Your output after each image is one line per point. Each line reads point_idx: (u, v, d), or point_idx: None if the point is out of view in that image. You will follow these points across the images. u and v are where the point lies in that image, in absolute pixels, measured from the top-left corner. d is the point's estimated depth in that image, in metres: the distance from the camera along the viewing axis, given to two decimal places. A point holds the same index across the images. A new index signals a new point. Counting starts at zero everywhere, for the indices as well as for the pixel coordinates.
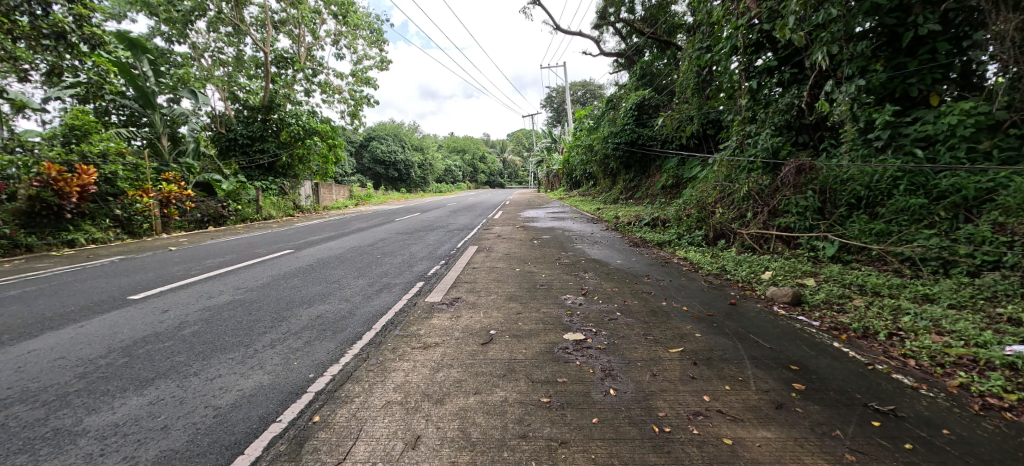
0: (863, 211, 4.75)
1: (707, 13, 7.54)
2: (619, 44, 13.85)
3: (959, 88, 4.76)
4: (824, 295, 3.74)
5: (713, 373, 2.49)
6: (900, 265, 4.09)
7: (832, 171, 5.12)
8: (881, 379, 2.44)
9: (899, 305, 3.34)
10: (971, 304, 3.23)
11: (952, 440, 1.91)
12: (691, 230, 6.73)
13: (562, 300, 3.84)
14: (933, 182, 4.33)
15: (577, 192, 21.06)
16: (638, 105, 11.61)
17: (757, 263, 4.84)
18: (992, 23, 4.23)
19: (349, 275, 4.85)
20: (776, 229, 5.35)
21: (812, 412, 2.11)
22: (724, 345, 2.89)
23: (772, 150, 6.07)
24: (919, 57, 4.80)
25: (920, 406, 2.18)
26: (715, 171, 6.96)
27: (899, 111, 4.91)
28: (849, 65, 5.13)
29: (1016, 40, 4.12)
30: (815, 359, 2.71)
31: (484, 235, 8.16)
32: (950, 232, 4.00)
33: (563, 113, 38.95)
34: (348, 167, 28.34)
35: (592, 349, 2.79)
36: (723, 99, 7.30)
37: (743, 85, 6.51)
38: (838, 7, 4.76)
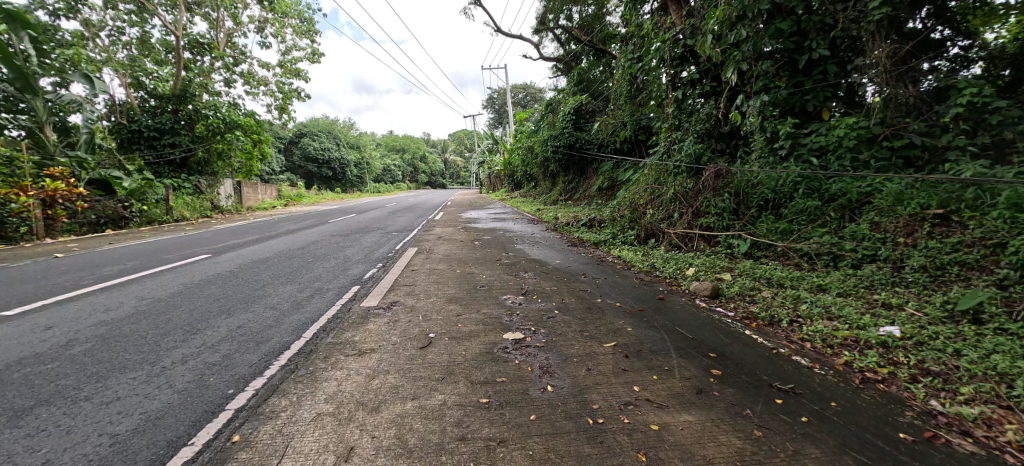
0: (770, 212, 5.29)
1: (638, 26, 7.99)
2: (558, 50, 14.31)
3: (845, 106, 5.44)
4: (738, 288, 4.12)
5: (643, 364, 2.65)
6: (800, 259, 4.61)
7: (745, 176, 5.64)
8: (784, 361, 2.74)
9: (799, 295, 3.76)
10: (854, 292, 3.71)
11: (838, 411, 2.19)
12: (625, 229, 7.08)
13: (502, 300, 3.88)
14: (825, 186, 4.92)
15: (519, 193, 21.26)
16: (576, 110, 12.04)
17: (682, 260, 5.21)
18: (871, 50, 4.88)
19: (277, 281, 4.55)
20: (698, 229, 5.80)
21: (727, 395, 2.32)
22: (653, 337, 3.09)
23: (695, 156, 6.55)
24: (813, 76, 5.44)
25: (814, 383, 2.47)
26: (646, 174, 7.38)
27: (799, 124, 5.53)
28: (757, 82, 5.71)
29: (887, 66, 4.82)
30: (730, 346, 2.97)
31: (424, 237, 8.01)
32: (839, 230, 4.56)
33: (504, 114, 39.34)
34: (275, 165, 26.45)
35: (530, 347, 2.86)
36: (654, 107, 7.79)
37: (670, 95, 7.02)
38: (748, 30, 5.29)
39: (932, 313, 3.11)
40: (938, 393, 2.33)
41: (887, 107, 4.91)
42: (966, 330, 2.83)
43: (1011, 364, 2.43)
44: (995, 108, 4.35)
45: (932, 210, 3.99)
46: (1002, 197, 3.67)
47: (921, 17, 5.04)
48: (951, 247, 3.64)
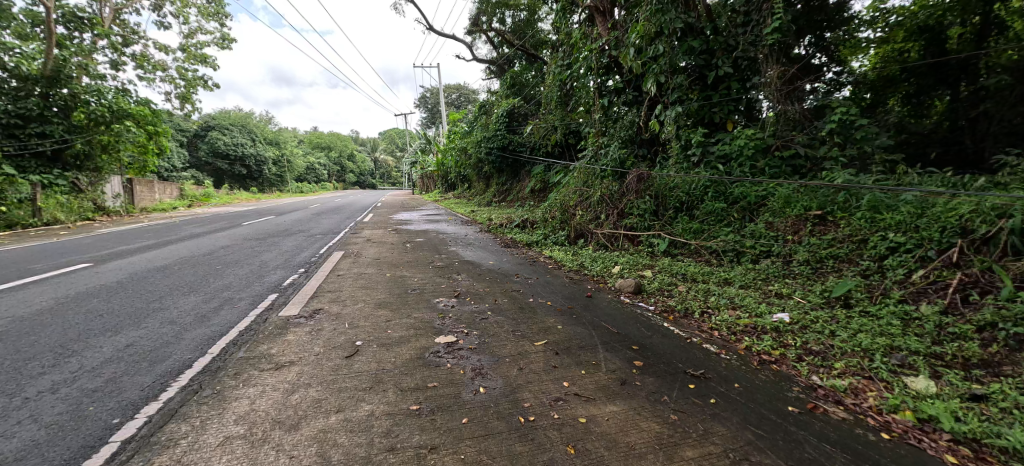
0: (685, 213, 5.75)
1: (568, 34, 8.30)
2: (491, 52, 14.42)
3: (745, 118, 6.08)
4: (658, 283, 4.43)
5: (572, 360, 2.75)
6: (710, 256, 5.06)
7: (663, 180, 6.08)
8: (696, 349, 3.00)
9: (709, 288, 4.13)
10: (754, 284, 4.15)
11: (741, 391, 2.44)
12: (556, 230, 7.30)
13: (434, 304, 3.82)
14: (730, 190, 5.45)
15: (453, 194, 21.04)
16: (509, 113, 12.20)
17: (608, 259, 5.49)
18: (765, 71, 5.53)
19: (177, 291, 4.08)
20: (623, 229, 6.15)
21: (648, 383, 2.49)
22: (582, 334, 3.22)
23: (619, 160, 6.94)
24: (720, 91, 6.01)
25: (721, 367, 2.73)
26: (575, 177, 7.67)
27: (708, 133, 6.07)
28: (673, 93, 6.18)
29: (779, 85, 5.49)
30: (651, 338, 3.19)
31: (351, 239, 7.64)
32: (741, 229, 5.08)
33: (437, 114, 38.76)
34: (176, 161, 23.71)
35: (463, 350, 2.84)
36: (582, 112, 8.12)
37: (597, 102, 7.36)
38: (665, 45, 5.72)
39: (814, 299, 3.58)
40: (818, 369, 2.70)
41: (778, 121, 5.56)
42: (839, 314, 3.30)
43: (871, 341, 2.88)
44: (861, 125, 5.09)
45: (813, 211, 4.58)
46: (865, 200, 4.29)
47: (806, 45, 6.09)
48: (827, 242, 4.20)
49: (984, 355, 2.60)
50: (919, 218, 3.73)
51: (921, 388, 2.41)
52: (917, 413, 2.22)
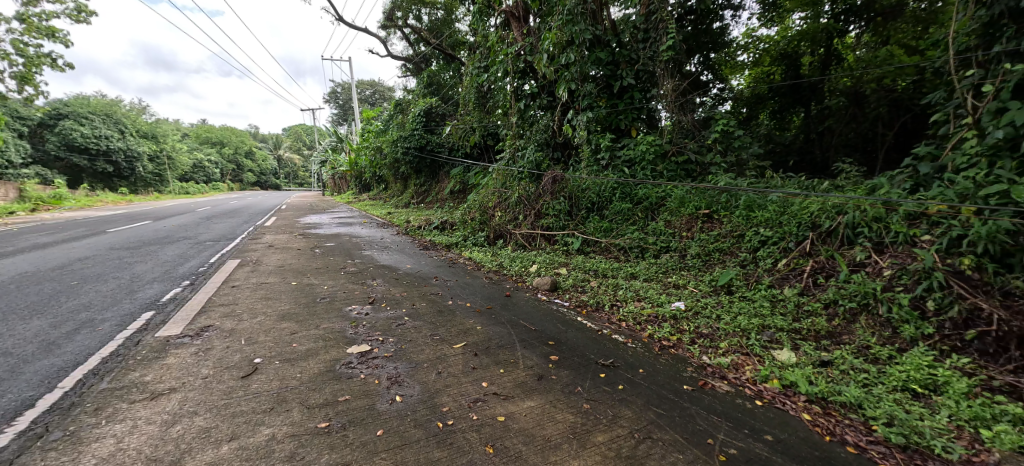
0: (596, 213, 6.11)
1: (484, 36, 8.37)
2: (407, 49, 14.04)
3: (647, 125, 6.61)
4: (572, 280, 4.65)
5: (491, 360, 2.78)
6: (619, 252, 5.43)
7: (575, 182, 6.39)
8: (606, 340, 3.22)
9: (617, 283, 4.44)
10: (656, 277, 4.54)
11: (645, 375, 2.67)
12: (475, 231, 7.31)
13: (346, 312, 3.61)
14: (634, 192, 5.89)
15: (368, 195, 20.06)
16: (426, 112, 11.96)
17: (526, 259, 5.63)
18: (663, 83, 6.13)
19: (13, 316, 3.36)
20: (540, 229, 6.35)
21: (563, 376, 2.60)
22: (500, 333, 3.27)
23: (535, 163, 7.16)
24: (625, 100, 6.49)
25: (628, 355, 2.96)
26: (494, 178, 7.76)
27: (615, 138, 6.50)
28: (583, 99, 6.53)
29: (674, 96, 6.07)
30: (565, 333, 3.34)
31: (250, 246, 6.92)
32: (645, 227, 5.52)
33: (349, 111, 36.73)
34: (14, 155, 19.53)
35: (377, 359, 2.73)
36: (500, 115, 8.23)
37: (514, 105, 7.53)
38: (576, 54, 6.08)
39: (704, 288, 4.03)
40: (707, 350, 3.05)
41: (674, 129, 6.14)
42: (723, 300, 3.74)
43: (747, 321, 3.32)
44: (738, 135, 5.85)
45: (702, 210, 5.12)
46: (742, 201, 4.85)
47: (697, 63, 7.10)
48: (714, 238, 4.73)
49: (830, 327, 3.14)
50: (782, 215, 4.30)
51: (785, 358, 2.84)
52: (783, 381, 2.61)
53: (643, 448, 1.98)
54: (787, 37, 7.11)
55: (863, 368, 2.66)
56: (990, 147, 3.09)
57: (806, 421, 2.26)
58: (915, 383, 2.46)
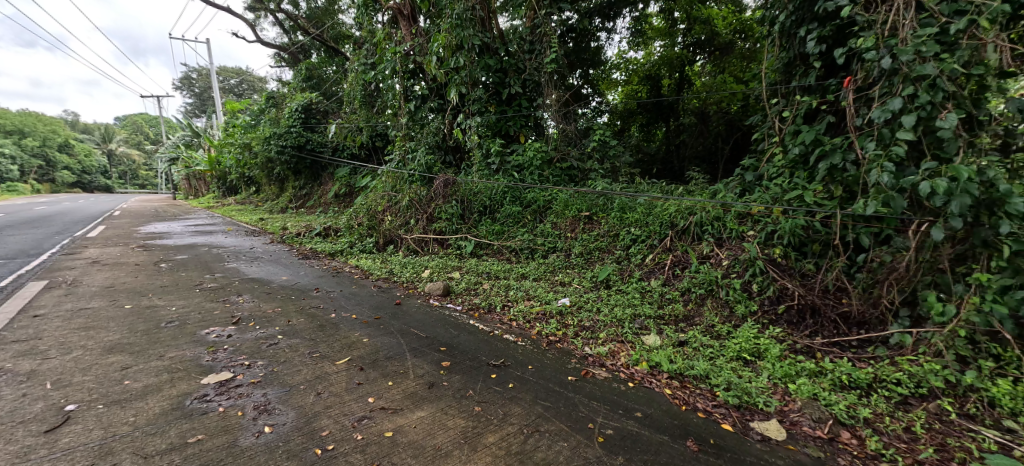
0: (487, 216, 6.22)
1: (370, 32, 8.00)
2: (282, 37, 12.77)
3: (535, 133, 6.90)
4: (465, 284, 4.66)
5: (378, 373, 2.65)
6: (510, 254, 5.60)
7: (467, 185, 6.42)
8: (498, 340, 3.29)
9: (508, 283, 4.57)
10: (545, 275, 4.79)
11: (534, 371, 2.79)
12: (363, 237, 6.90)
13: (203, 336, 3.12)
14: (523, 195, 6.11)
15: (234, 198, 17.65)
16: (305, 108, 10.99)
17: (417, 264, 5.49)
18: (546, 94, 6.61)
19: None
20: (432, 234, 6.26)
21: (454, 382, 2.59)
22: (389, 343, 3.13)
23: (427, 166, 7.01)
24: (514, 107, 6.74)
25: (518, 353, 3.07)
26: (383, 181, 7.42)
27: (505, 143, 6.68)
28: (474, 104, 6.60)
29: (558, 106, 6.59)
30: (457, 337, 3.33)
31: (66, 263, 5.58)
32: (534, 229, 5.77)
33: (208, 102, 31.99)
34: None
35: (242, 387, 2.41)
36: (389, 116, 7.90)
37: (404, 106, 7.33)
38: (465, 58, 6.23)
39: (587, 284, 4.36)
40: (588, 341, 3.31)
41: (559, 138, 6.56)
42: (603, 293, 4.09)
43: (622, 312, 3.68)
44: (612, 144, 6.46)
45: (584, 212, 5.51)
46: (617, 204, 5.32)
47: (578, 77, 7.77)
48: (594, 237, 5.14)
49: (685, 311, 3.64)
50: (648, 216, 4.79)
51: (652, 342, 3.21)
52: (650, 362, 2.94)
53: (531, 441, 2.06)
54: (651, 61, 8.16)
55: (709, 344, 3.13)
56: (792, 160, 3.86)
57: (668, 395, 2.59)
58: (746, 353, 2.97)
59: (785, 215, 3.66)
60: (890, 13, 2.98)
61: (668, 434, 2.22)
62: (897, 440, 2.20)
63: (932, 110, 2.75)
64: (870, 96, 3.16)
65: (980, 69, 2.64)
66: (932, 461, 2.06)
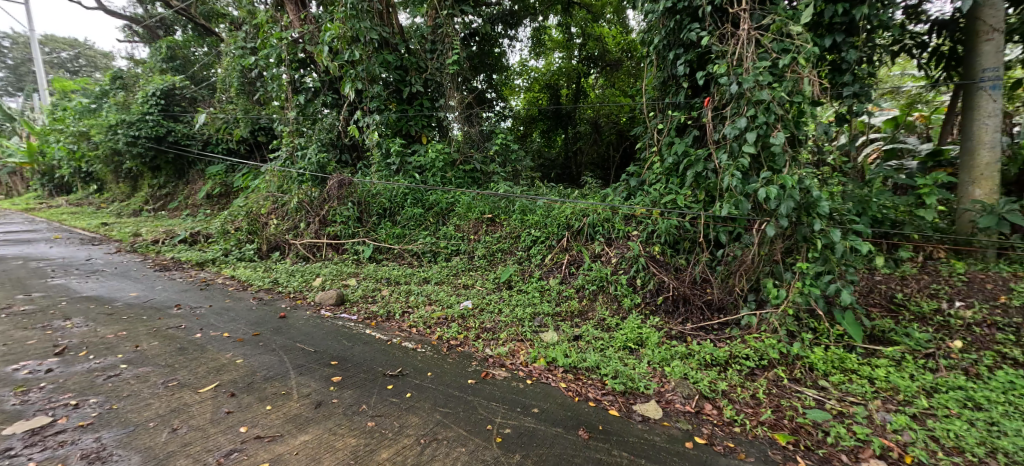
0: (388, 219, 5.95)
1: (250, 13, 7.21)
2: (135, 8, 10.89)
3: (438, 133, 6.79)
4: (361, 291, 4.41)
5: (253, 397, 2.37)
6: (412, 258, 5.43)
7: (365, 187, 6.07)
8: (395, 349, 3.18)
9: (409, 289, 4.42)
10: (447, 279, 4.74)
11: (433, 377, 2.76)
12: (241, 243, 6.13)
13: (10, 374, 2.50)
14: (425, 197, 5.93)
15: (66, 198, 14.47)
16: (166, 93, 9.47)
17: (309, 272, 5.05)
18: (450, 96, 6.54)
19: None
20: (326, 238, 5.83)
21: (345, 398, 2.43)
22: (269, 362, 2.83)
23: (319, 165, 6.46)
24: (415, 106, 6.55)
25: (417, 360, 2.99)
26: (266, 181, 6.70)
27: (405, 144, 6.46)
28: (372, 101, 6.25)
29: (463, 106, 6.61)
30: (350, 348, 3.14)
31: None
32: (437, 231, 5.66)
33: (27, 79, 25.90)
34: None
35: (65, 433, 1.97)
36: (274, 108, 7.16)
37: (291, 98, 6.70)
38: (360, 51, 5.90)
39: (489, 285, 4.42)
40: (489, 342, 3.35)
41: (463, 140, 6.58)
42: (504, 294, 4.17)
43: (522, 311, 3.79)
44: (513, 148, 6.58)
45: (486, 215, 5.53)
46: (518, 206, 5.37)
47: (482, 81, 7.75)
48: (496, 239, 5.19)
49: (580, 307, 3.88)
50: (547, 218, 4.98)
51: (549, 339, 3.36)
52: (547, 358, 3.07)
53: (428, 451, 2.01)
54: (551, 70, 8.50)
55: (600, 336, 3.37)
56: (667, 168, 4.33)
57: (562, 388, 2.73)
58: (631, 342, 3.26)
59: (662, 216, 4.08)
60: (737, 46, 3.50)
61: (562, 426, 2.33)
62: (745, 406, 2.59)
63: (767, 129, 3.28)
64: (723, 114, 3.68)
65: (800, 98, 3.22)
66: (771, 422, 2.46)
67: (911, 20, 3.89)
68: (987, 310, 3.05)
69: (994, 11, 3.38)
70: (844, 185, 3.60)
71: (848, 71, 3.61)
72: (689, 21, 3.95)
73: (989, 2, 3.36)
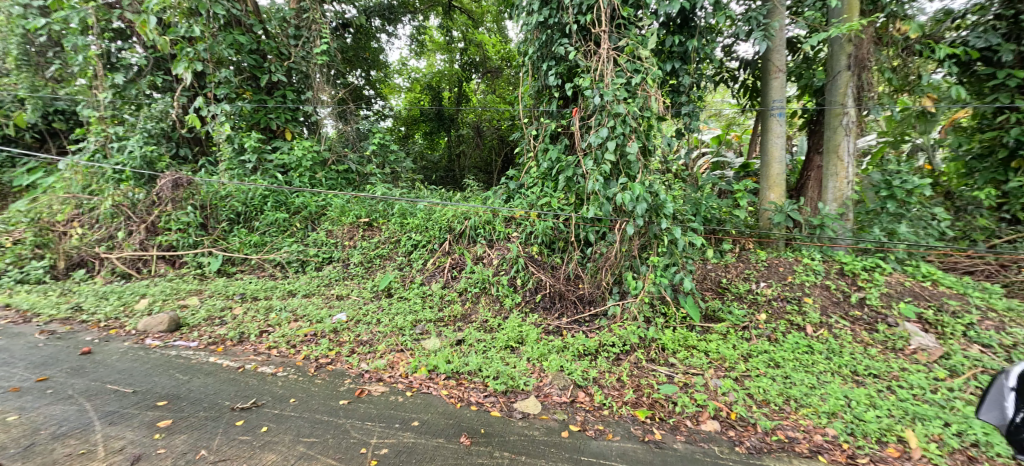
0: (242, 225, 5.17)
1: None
2: None
3: (306, 129, 6.15)
4: (206, 312, 3.74)
5: (36, 464, 1.85)
6: (274, 269, 4.82)
7: (211, 187, 5.18)
8: (248, 377, 2.79)
9: (270, 305, 3.88)
10: (317, 290, 4.30)
11: (296, 405, 2.48)
12: (25, 260, 4.76)
13: None
14: (289, 200, 5.30)
15: None
16: None
17: (132, 292, 4.12)
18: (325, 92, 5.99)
19: None
20: (156, 250, 4.89)
21: (177, 445, 2.05)
22: (64, 415, 2.25)
23: (145, 160, 5.33)
24: (274, 97, 5.81)
25: (277, 388, 2.67)
26: (65, 178, 5.31)
27: (264, 139, 5.71)
28: (219, 87, 5.38)
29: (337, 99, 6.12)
30: (186, 384, 2.66)
31: None
32: (304, 238, 5.09)
33: None
34: None
35: None
36: (77, 88, 5.71)
37: (102, 75, 5.41)
38: (201, 27, 5.02)
39: (366, 295, 4.12)
40: (364, 356, 3.13)
41: (337, 139, 6.02)
42: (384, 303, 3.93)
43: (403, 319, 3.61)
44: (392, 149, 6.25)
45: (363, 219, 5.13)
46: (397, 209, 5.10)
47: (359, 77, 7.32)
48: (375, 245, 4.87)
49: (462, 310, 3.85)
50: (428, 221, 4.83)
51: (431, 346, 3.26)
52: (428, 366, 2.98)
53: None
54: (433, 72, 8.50)
55: (482, 338, 3.39)
56: (542, 173, 4.55)
57: (444, 396, 2.68)
58: (512, 341, 3.34)
59: (539, 217, 4.28)
60: (597, 63, 3.84)
61: (443, 436, 2.28)
62: (611, 390, 2.85)
63: (624, 139, 3.67)
64: (587, 124, 4.01)
65: (648, 113, 3.67)
66: (633, 401, 2.74)
67: (727, 57, 4.72)
68: (782, 288, 3.85)
69: (778, 56, 4.28)
70: (684, 189, 4.21)
71: (684, 94, 4.23)
72: (558, 36, 4.22)
73: (775, 48, 4.24)
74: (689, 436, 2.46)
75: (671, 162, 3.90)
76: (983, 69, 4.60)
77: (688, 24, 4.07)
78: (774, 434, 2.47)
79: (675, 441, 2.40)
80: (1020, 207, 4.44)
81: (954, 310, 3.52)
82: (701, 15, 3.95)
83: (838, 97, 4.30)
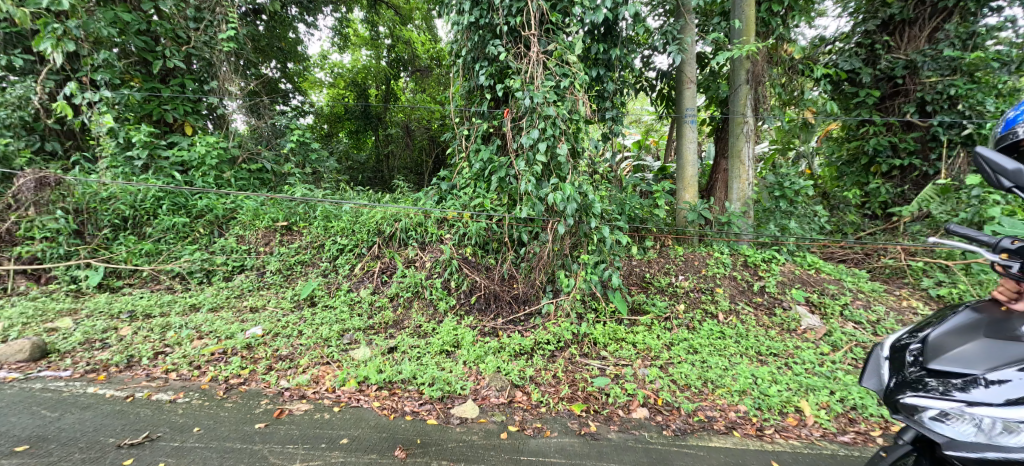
0: (130, 232, 4.50)
1: None
2: None
3: (211, 123, 5.54)
4: (83, 334, 3.20)
5: None
6: (172, 281, 4.28)
7: (86, 188, 4.43)
8: (139, 407, 2.42)
9: (168, 322, 3.41)
10: (226, 303, 3.87)
11: (200, 434, 2.21)
12: None
13: None
14: (190, 202, 4.70)
15: None
16: None
17: None
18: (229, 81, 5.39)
19: None
20: (14, 263, 4.15)
21: None
22: None
23: None
24: (170, 86, 5.14)
25: (176, 416, 2.36)
26: None
27: (157, 134, 5.04)
28: (98, 72, 4.66)
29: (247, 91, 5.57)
30: (56, 421, 2.26)
31: None
32: (209, 245, 4.56)
33: None
34: None
35: None
36: None
37: None
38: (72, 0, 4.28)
39: (285, 305, 3.79)
40: (284, 373, 2.87)
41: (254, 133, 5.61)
42: (305, 314, 3.63)
43: (328, 330, 3.37)
44: (313, 148, 5.81)
45: (281, 222, 4.70)
46: (320, 211, 4.75)
47: (275, 68, 6.81)
48: (295, 251, 4.51)
49: (394, 317, 3.69)
50: (355, 224, 4.57)
51: (361, 356, 3.08)
52: (357, 378, 2.80)
53: None
54: (357, 67, 8.13)
55: (416, 344, 3.27)
56: (475, 174, 4.49)
57: (376, 408, 2.54)
58: (447, 345, 3.26)
59: (471, 218, 4.21)
60: (527, 65, 3.86)
61: (376, 450, 2.16)
62: (547, 386, 2.89)
63: (555, 141, 3.74)
64: (519, 125, 4.03)
65: (577, 117, 3.80)
66: (569, 396, 2.80)
67: (647, 67, 5.04)
68: (697, 281, 4.17)
69: (690, 69, 4.64)
70: (610, 190, 4.40)
71: (608, 99, 4.43)
72: (489, 37, 4.20)
73: (688, 61, 4.61)
74: (622, 425, 2.56)
75: (598, 164, 4.06)
76: (849, 88, 5.39)
77: (612, 33, 4.25)
78: (696, 415, 2.67)
79: (609, 431, 2.49)
80: (878, 204, 5.26)
81: (833, 293, 4.07)
82: (623, 26, 4.16)
83: (739, 107, 4.77)
